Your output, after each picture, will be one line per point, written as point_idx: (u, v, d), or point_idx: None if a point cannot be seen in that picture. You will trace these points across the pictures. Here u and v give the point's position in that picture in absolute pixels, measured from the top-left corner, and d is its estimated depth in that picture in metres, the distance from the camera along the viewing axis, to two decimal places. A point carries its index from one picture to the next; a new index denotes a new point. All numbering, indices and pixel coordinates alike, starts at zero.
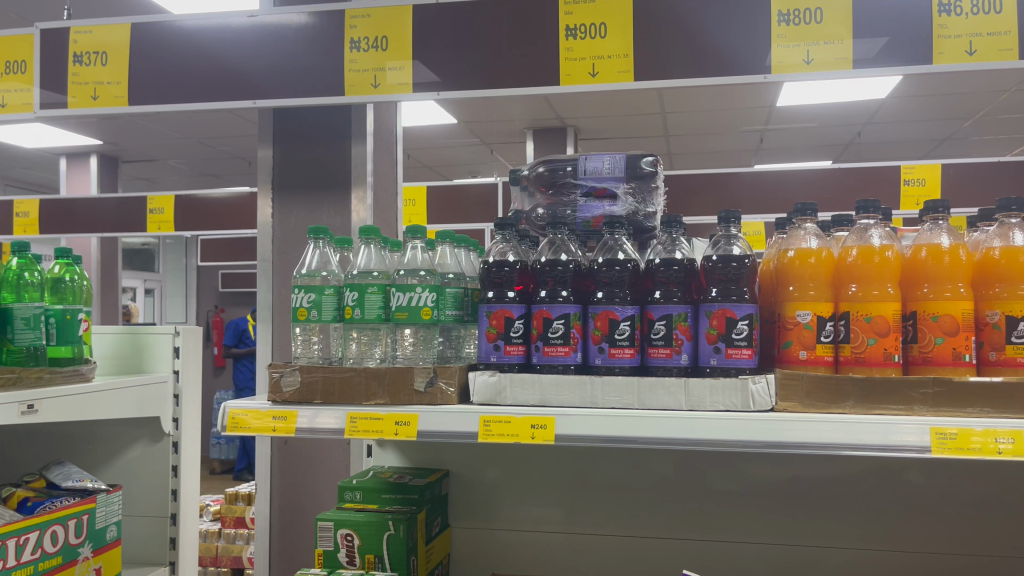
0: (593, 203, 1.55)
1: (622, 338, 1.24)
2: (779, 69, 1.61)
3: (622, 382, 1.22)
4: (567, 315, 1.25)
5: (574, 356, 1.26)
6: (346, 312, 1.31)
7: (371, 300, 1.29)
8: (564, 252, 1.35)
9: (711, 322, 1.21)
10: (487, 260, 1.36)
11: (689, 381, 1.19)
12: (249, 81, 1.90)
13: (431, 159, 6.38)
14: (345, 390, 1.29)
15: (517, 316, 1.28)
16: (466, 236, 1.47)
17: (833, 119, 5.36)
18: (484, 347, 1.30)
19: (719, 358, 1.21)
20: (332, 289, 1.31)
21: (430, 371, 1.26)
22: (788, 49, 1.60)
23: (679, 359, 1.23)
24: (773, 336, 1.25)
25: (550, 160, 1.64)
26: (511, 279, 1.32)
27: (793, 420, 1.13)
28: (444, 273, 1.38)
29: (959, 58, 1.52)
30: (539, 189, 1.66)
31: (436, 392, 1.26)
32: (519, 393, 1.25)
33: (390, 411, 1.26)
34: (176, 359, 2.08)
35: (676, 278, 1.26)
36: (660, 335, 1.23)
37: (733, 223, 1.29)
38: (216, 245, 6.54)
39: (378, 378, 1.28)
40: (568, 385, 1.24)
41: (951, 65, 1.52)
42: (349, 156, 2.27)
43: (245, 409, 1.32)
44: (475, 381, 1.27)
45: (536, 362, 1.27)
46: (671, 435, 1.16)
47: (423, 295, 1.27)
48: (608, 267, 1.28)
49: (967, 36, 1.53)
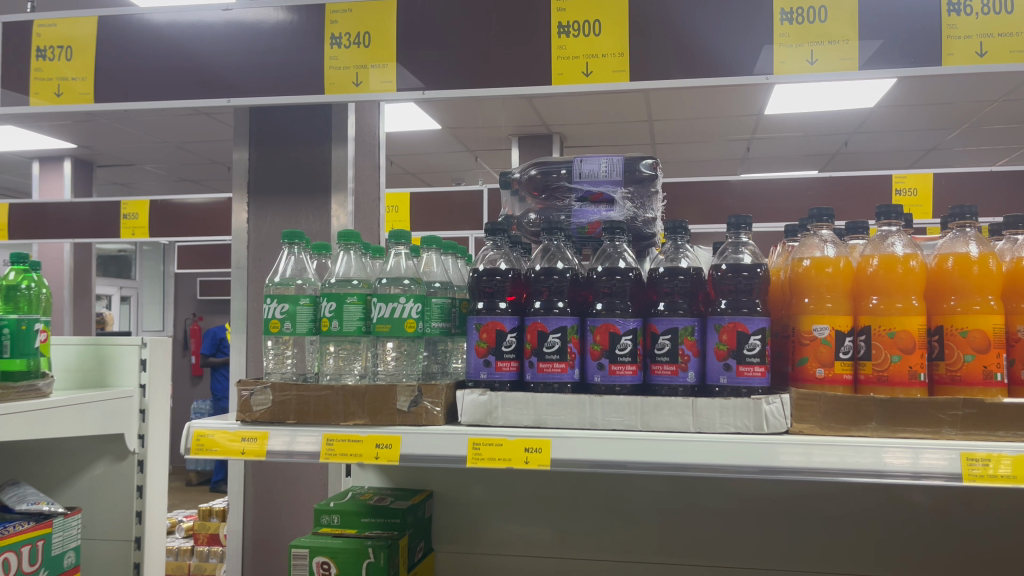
0: (589, 208, 1.46)
1: (623, 353, 1.15)
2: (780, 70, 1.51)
3: (624, 403, 1.12)
4: (563, 328, 1.15)
5: (571, 373, 1.16)
6: (323, 323, 1.20)
7: (351, 311, 1.19)
8: (560, 260, 1.25)
9: (720, 337, 1.11)
10: (476, 269, 1.26)
11: (697, 401, 1.09)
12: (225, 79, 1.79)
13: (414, 166, 6.27)
14: (321, 411, 1.18)
15: (510, 329, 1.18)
16: (453, 241, 1.37)
17: (821, 128, 5.33)
18: (473, 363, 1.20)
19: (729, 375, 1.11)
20: (308, 299, 1.21)
21: (414, 389, 1.16)
22: (791, 49, 1.51)
23: (685, 376, 1.14)
24: (786, 352, 1.15)
25: (542, 162, 1.53)
26: (503, 289, 1.23)
27: (811, 445, 1.04)
28: (429, 283, 1.28)
29: (969, 60, 1.45)
30: (529, 193, 1.55)
31: (421, 412, 1.16)
32: (511, 414, 1.14)
33: (370, 432, 1.15)
34: (143, 372, 1.98)
35: (681, 289, 1.16)
36: (664, 351, 1.14)
37: (744, 231, 1.19)
38: (194, 252, 6.38)
39: (357, 397, 1.17)
40: (566, 405, 1.13)
41: (960, 67, 1.45)
42: (328, 159, 2.16)
43: (211, 428, 1.21)
44: (462, 401, 1.16)
45: (530, 379, 1.17)
46: (679, 461, 1.06)
47: (407, 306, 1.17)
48: (608, 276, 1.19)
49: (977, 36, 1.45)
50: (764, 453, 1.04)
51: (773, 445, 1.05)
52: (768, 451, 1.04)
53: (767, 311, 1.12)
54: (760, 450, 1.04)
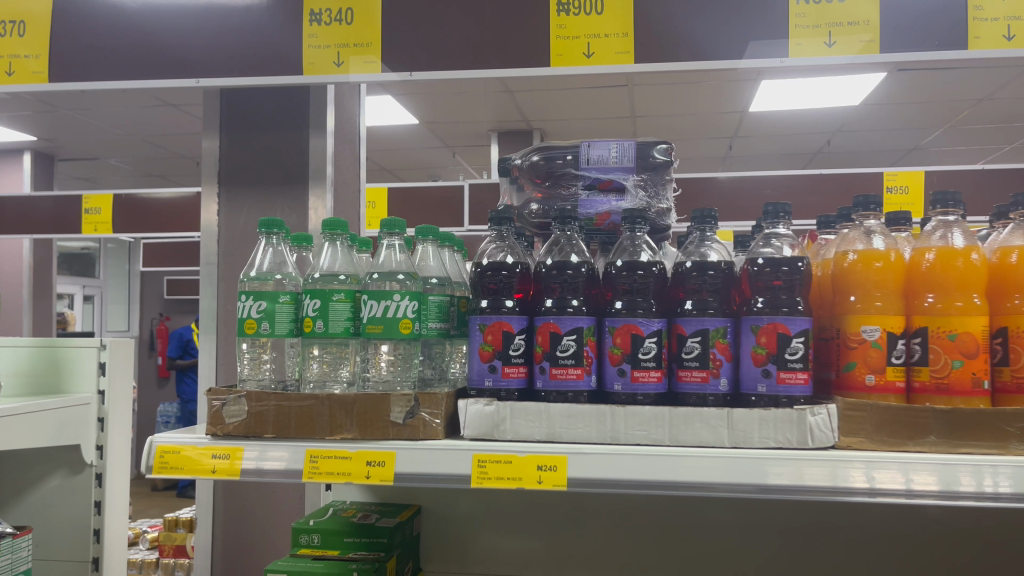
0: (597, 198, 1.32)
1: (646, 358, 1.02)
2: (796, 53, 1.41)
3: (650, 415, 0.99)
4: (578, 330, 1.02)
5: (587, 381, 1.03)
6: (306, 324, 1.06)
7: (338, 310, 1.05)
8: (574, 253, 1.12)
9: (757, 340, 0.99)
10: (479, 263, 1.13)
11: (733, 413, 0.97)
12: (193, 58, 1.64)
13: (390, 162, 6.11)
14: (305, 424, 1.04)
15: (518, 331, 1.05)
16: (450, 233, 1.24)
17: (805, 127, 5.26)
18: (476, 369, 1.06)
19: (768, 383, 0.98)
20: (288, 296, 1.06)
21: (411, 399, 1.02)
22: (807, 31, 1.41)
23: (718, 384, 1.01)
24: (828, 357, 1.03)
25: (546, 148, 1.40)
26: (509, 285, 1.09)
27: (864, 460, 0.92)
28: (426, 280, 1.15)
29: (996, 45, 1.33)
30: (531, 181, 1.41)
31: (418, 425, 1.02)
32: (522, 426, 1.01)
33: (360, 448, 1.01)
34: (102, 377, 1.82)
35: (710, 286, 1.04)
36: (692, 356, 1.01)
37: (784, 220, 1.07)
38: (161, 250, 6.16)
39: (345, 409, 1.03)
40: (584, 417, 1.00)
41: (987, 51, 1.34)
42: (305, 147, 2.01)
43: (176, 444, 1.05)
44: (465, 412, 1.02)
45: (541, 387, 1.04)
46: (714, 480, 0.93)
47: (402, 305, 1.04)
48: (628, 272, 1.07)
49: (1005, 19, 1.33)
50: (812, 472, 0.92)
51: (822, 462, 0.92)
52: (818, 469, 0.92)
53: (810, 310, 1.00)
54: (808, 469, 0.92)
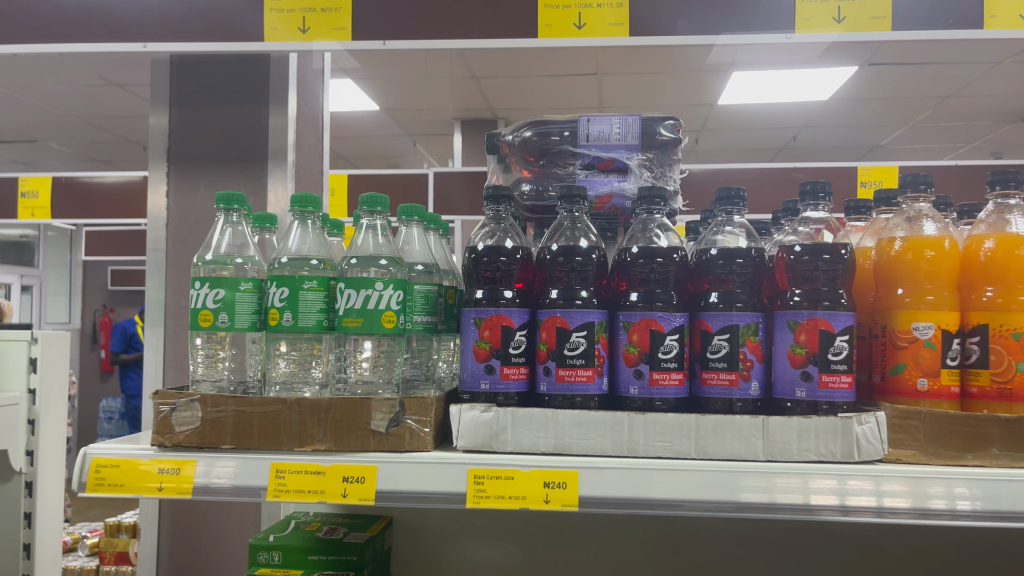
0: (597, 178, 1.21)
1: (667, 358, 0.89)
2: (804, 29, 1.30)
3: (673, 423, 0.86)
4: (589, 325, 0.89)
5: (599, 384, 0.90)
6: (271, 316, 0.91)
7: (309, 300, 0.90)
8: (582, 238, 0.99)
9: (795, 338, 0.86)
10: (472, 246, 0.98)
11: (768, 421, 0.84)
12: (138, 20, 1.45)
13: (349, 150, 5.90)
14: (268, 433, 0.88)
15: (519, 327, 0.91)
16: (438, 215, 1.10)
17: (771, 122, 5.21)
18: (470, 369, 0.92)
19: (808, 387, 0.86)
20: (250, 284, 0.91)
21: (394, 405, 0.87)
22: (817, 3, 1.29)
23: (749, 389, 0.89)
24: (871, 358, 0.92)
25: (539, 122, 1.25)
26: (508, 274, 0.95)
27: (920, 475, 0.80)
28: (410, 267, 1.00)
29: (1013, 24, 1.25)
30: (522, 159, 1.27)
31: (404, 433, 0.87)
32: (525, 437, 0.87)
33: (335, 462, 0.87)
34: (33, 374, 1.74)
35: (739, 276, 0.92)
36: (719, 356, 0.89)
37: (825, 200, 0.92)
38: (105, 238, 5.86)
39: (316, 416, 0.88)
40: (597, 426, 0.86)
41: (1006, 31, 1.25)
42: (265, 124, 1.85)
43: (117, 457, 0.89)
44: (459, 420, 0.88)
45: (545, 391, 0.91)
46: (751, 499, 0.81)
47: (386, 295, 0.90)
48: (644, 260, 0.94)
49: None
50: (863, 489, 0.80)
51: (872, 478, 0.81)
52: (866, 486, 0.80)
53: (854, 305, 0.88)
54: (855, 484, 0.80)
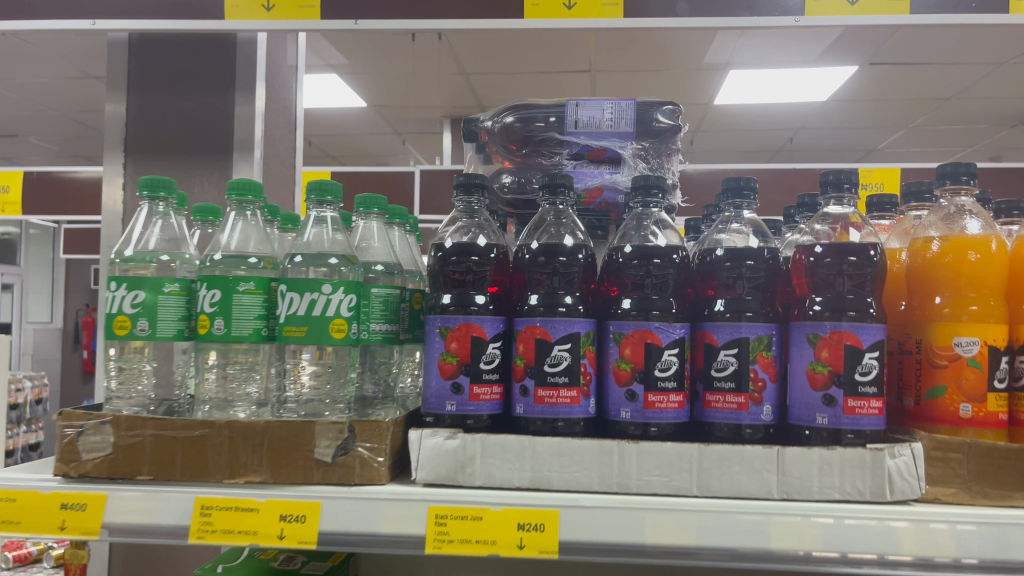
0: (586, 169, 1.07)
1: (665, 377, 0.76)
2: (813, 9, 1.17)
3: (671, 454, 0.72)
4: (573, 337, 0.76)
5: (584, 406, 0.77)
6: (200, 324, 0.77)
7: (245, 304, 0.77)
8: (567, 235, 0.85)
9: (816, 354, 0.73)
10: (440, 243, 0.84)
11: (784, 453, 0.71)
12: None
13: (335, 148, 5.75)
14: (192, 463, 0.74)
15: (492, 338, 0.78)
16: (402, 207, 0.95)
17: (769, 123, 5.09)
18: (434, 387, 0.78)
19: (831, 413, 0.73)
20: (176, 285, 0.77)
21: (343, 430, 0.74)
22: None
23: (761, 414, 0.75)
24: (903, 378, 0.79)
25: (523, 106, 1.12)
26: (480, 276, 0.82)
27: (966, 521, 0.67)
28: (368, 267, 0.86)
29: None
30: (503, 147, 1.13)
31: (354, 463, 0.74)
32: (496, 469, 0.73)
33: (271, 497, 0.73)
34: None
35: (748, 280, 0.80)
36: (726, 375, 0.76)
37: (850, 190, 0.79)
38: (84, 236, 5.69)
39: (250, 442, 0.74)
40: (582, 457, 0.73)
41: None
42: (230, 112, 1.70)
43: (13, 490, 0.75)
44: (418, 448, 0.74)
45: (522, 414, 0.77)
46: (765, 547, 0.68)
47: (336, 300, 0.76)
48: (639, 261, 0.81)
49: None
50: (896, 536, 0.67)
51: (909, 522, 0.68)
52: (901, 533, 0.67)
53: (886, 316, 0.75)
54: (887, 530, 0.67)
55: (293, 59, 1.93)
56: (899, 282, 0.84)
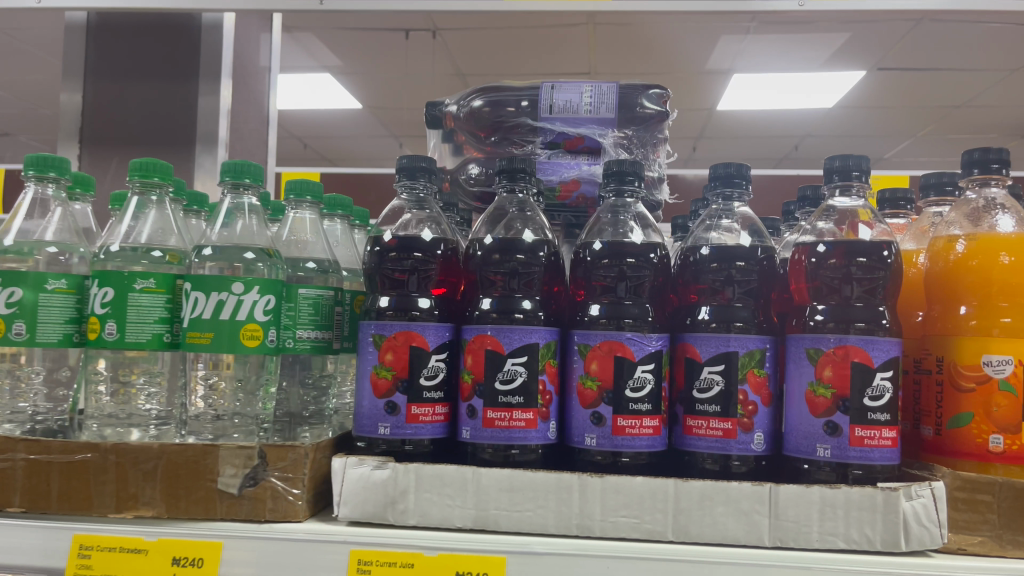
0: (562, 160, 0.95)
1: (637, 398, 0.64)
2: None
3: (642, 491, 0.60)
4: (531, 348, 0.64)
5: (543, 431, 0.65)
6: (90, 327, 0.66)
7: (143, 306, 0.65)
8: (528, 229, 0.74)
9: (818, 373, 0.61)
10: (381, 237, 0.73)
11: (778, 492, 0.59)
12: None
13: (329, 150, 5.62)
14: (72, 493, 0.63)
15: (435, 350, 0.66)
16: (343, 196, 0.83)
17: (773, 130, 4.96)
18: (366, 407, 0.66)
19: (834, 444, 0.60)
20: (63, 281, 0.66)
21: (252, 457, 0.62)
22: None
23: (751, 443, 0.63)
24: (921, 402, 0.67)
25: (492, 89, 1.00)
26: (425, 276, 0.71)
27: None
28: (297, 265, 0.75)
29: None
30: (471, 135, 1.01)
31: (264, 496, 0.62)
32: (432, 506, 0.61)
33: (162, 537, 0.61)
34: None
35: (737, 284, 0.68)
36: (710, 398, 0.64)
37: (862, 178, 0.66)
38: None
39: (140, 468, 0.62)
40: (536, 493, 0.61)
41: None
42: (193, 103, 1.52)
43: None
44: (341, 479, 0.62)
45: (468, 440, 0.65)
46: None
47: (249, 301, 0.65)
48: (610, 261, 0.69)
49: None
50: None
51: None
52: None
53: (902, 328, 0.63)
54: None
55: (268, 60, 1.75)
56: (918, 289, 0.72)
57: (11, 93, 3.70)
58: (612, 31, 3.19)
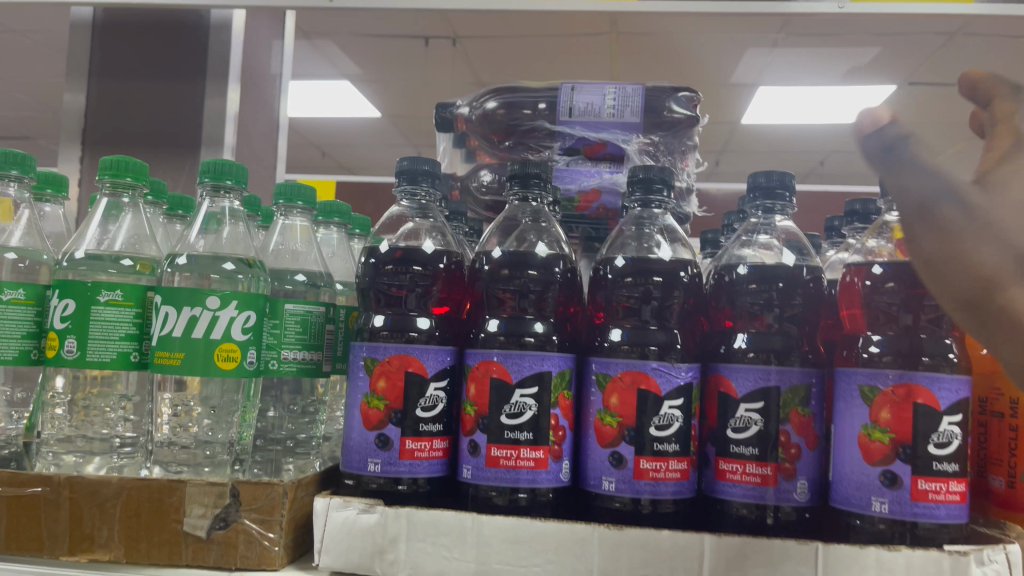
0: (582, 168, 0.88)
1: (662, 438, 0.56)
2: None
3: (668, 547, 0.52)
4: (542, 377, 0.57)
5: (554, 472, 0.57)
6: (49, 343, 0.59)
7: (108, 321, 0.58)
8: (542, 242, 0.66)
9: (872, 416, 0.53)
10: (377, 248, 0.65)
11: (827, 552, 0.50)
12: None
13: (348, 158, 5.57)
14: (21, 531, 0.56)
15: (434, 377, 0.58)
16: (339, 201, 0.76)
17: (799, 145, 4.85)
18: (355, 439, 0.59)
19: (892, 498, 0.52)
20: (20, 291, 0.59)
21: (222, 495, 0.55)
22: None
23: (793, 493, 0.56)
24: (988, 449, 0.59)
25: (507, 89, 0.92)
26: (426, 293, 0.64)
27: None
28: (284, 278, 0.68)
29: None
30: (485, 139, 0.94)
31: (236, 540, 0.54)
32: (425, 557, 0.54)
33: None
34: None
35: (777, 308, 0.60)
36: (746, 439, 0.56)
37: None
38: None
39: (97, 505, 0.55)
40: (545, 546, 0.53)
41: None
42: (199, 105, 1.40)
43: None
44: (324, 522, 0.55)
45: (469, 480, 0.58)
46: None
47: (225, 318, 0.58)
48: (634, 280, 0.62)
49: None
50: None
51: None
52: None
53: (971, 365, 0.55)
54: None
55: (279, 67, 1.63)
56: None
57: (28, 95, 3.67)
58: (636, 41, 3.11)
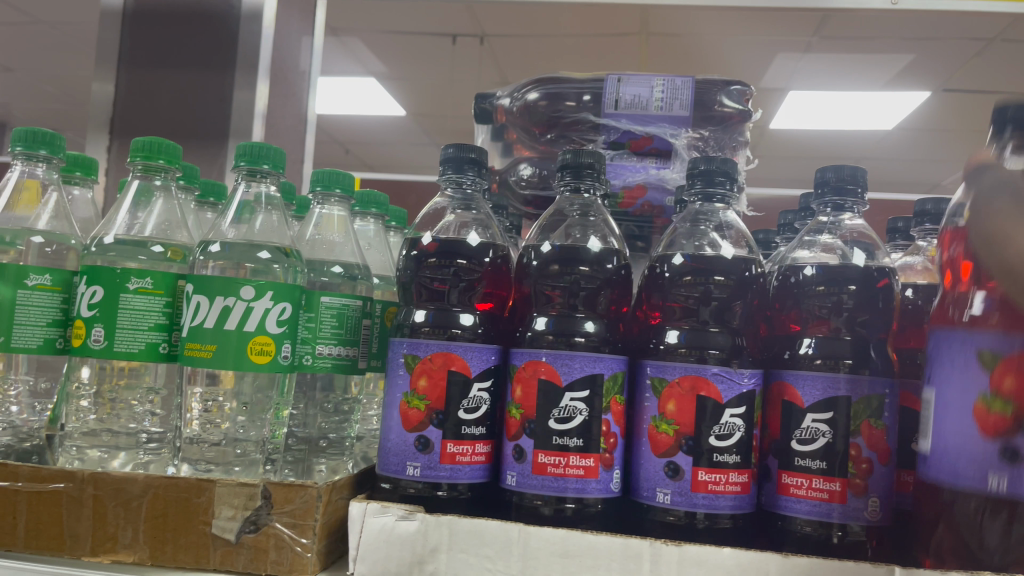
0: (627, 162, 0.84)
1: (722, 448, 0.52)
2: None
3: (730, 565, 0.48)
4: (594, 381, 0.53)
5: (605, 482, 0.53)
6: (75, 332, 0.56)
7: (137, 310, 0.55)
8: (592, 236, 0.63)
9: (991, 381, 0.46)
10: (421, 241, 0.62)
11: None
12: None
13: (372, 156, 5.57)
14: (41, 529, 0.53)
15: (478, 378, 0.55)
16: (374, 190, 0.73)
17: (828, 151, 4.77)
18: (393, 442, 0.55)
19: (1011, 476, 0.45)
20: (47, 277, 0.57)
21: (253, 496, 0.51)
22: None
23: (862, 511, 0.52)
24: None
25: (550, 80, 0.89)
26: (469, 288, 0.61)
27: None
28: (321, 269, 0.65)
29: None
30: (526, 132, 0.90)
31: (267, 545, 0.51)
32: (467, 569, 0.50)
33: None
34: None
35: (845, 312, 0.56)
36: (813, 452, 0.52)
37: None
38: None
39: (121, 503, 0.52)
40: (596, 561, 0.49)
41: None
42: (229, 95, 1.37)
43: None
44: (360, 529, 0.51)
45: (513, 487, 0.54)
46: None
47: (260, 309, 0.55)
48: (692, 279, 0.58)
49: None
50: None
51: None
52: None
53: None
54: None
55: (309, 63, 1.60)
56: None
57: (57, 87, 3.70)
58: (666, 42, 3.07)
